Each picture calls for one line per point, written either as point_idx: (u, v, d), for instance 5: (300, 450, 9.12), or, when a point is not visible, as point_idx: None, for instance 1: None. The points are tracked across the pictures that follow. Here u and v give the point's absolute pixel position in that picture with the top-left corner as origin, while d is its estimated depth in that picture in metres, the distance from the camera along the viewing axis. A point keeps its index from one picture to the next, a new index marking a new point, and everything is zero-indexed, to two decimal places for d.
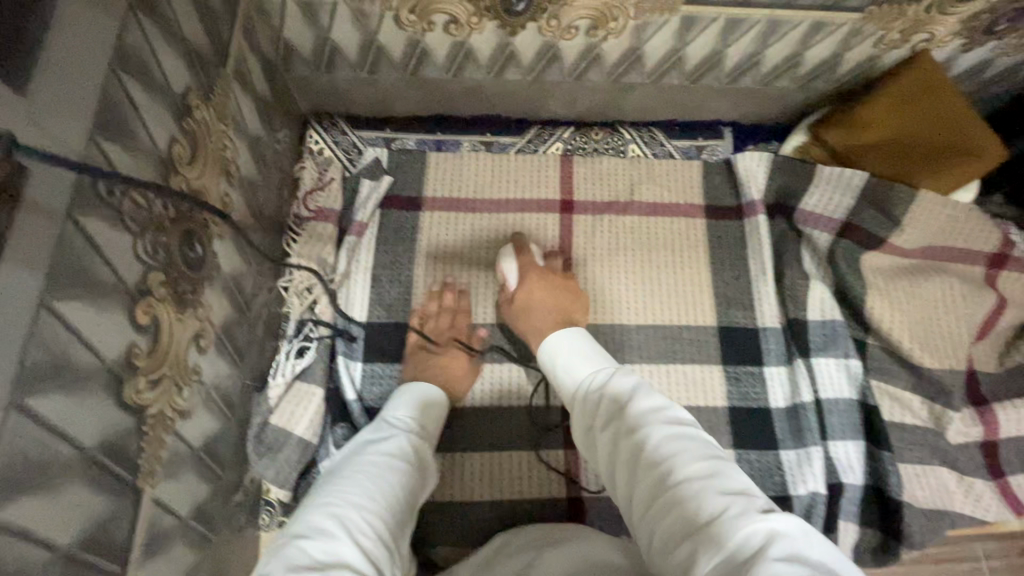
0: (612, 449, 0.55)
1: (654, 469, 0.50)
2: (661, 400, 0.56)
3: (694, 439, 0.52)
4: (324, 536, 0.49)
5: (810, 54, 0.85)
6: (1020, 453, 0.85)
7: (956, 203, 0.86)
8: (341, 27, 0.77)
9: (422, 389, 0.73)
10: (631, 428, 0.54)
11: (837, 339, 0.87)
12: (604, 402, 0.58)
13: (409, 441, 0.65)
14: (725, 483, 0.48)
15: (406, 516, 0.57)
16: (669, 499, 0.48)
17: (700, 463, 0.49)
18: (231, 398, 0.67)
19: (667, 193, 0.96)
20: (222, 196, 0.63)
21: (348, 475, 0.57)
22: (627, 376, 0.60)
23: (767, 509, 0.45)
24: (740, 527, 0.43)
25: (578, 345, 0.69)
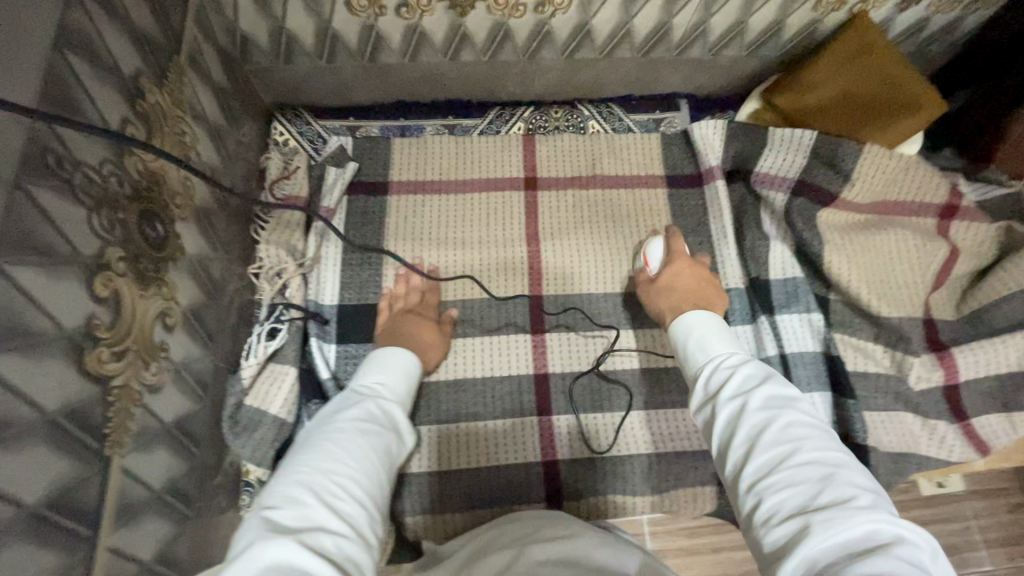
0: (732, 420, 0.54)
1: (782, 446, 0.49)
2: (790, 391, 0.54)
3: (825, 434, 0.50)
4: (296, 503, 0.48)
5: (752, 21, 0.89)
6: (981, 394, 0.88)
7: (902, 154, 0.90)
8: (295, 15, 0.79)
9: (388, 357, 0.73)
10: (765, 407, 0.52)
11: (799, 295, 0.90)
12: (734, 381, 0.56)
13: (377, 406, 0.64)
14: (853, 477, 0.46)
15: (384, 477, 0.57)
16: (793, 476, 0.47)
17: (832, 457, 0.48)
18: (204, 379, 0.69)
19: (628, 165, 0.99)
20: (183, 179, 0.65)
21: (316, 442, 0.56)
22: (758, 364, 0.58)
23: (895, 515, 0.44)
24: (869, 518, 0.42)
25: (715, 325, 0.66)
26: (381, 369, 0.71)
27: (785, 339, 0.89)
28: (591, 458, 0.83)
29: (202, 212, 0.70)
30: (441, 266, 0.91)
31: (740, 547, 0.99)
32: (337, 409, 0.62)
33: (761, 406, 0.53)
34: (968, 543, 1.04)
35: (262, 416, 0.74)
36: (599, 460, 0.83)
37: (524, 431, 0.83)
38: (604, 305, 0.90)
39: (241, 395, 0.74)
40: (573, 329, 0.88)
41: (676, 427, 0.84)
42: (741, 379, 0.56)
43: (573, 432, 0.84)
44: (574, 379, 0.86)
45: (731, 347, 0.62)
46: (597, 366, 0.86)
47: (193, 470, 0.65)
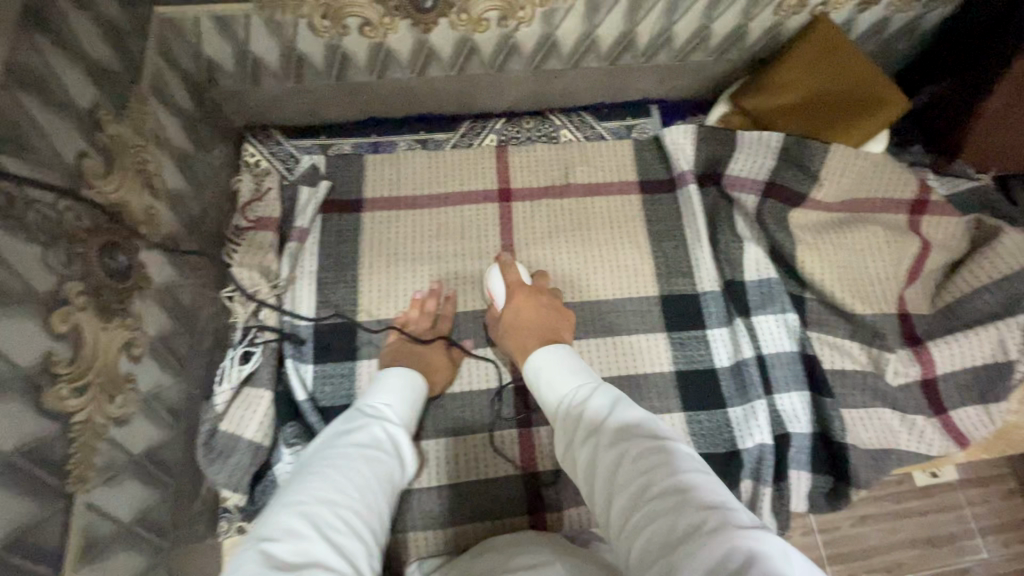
0: (592, 462, 0.55)
1: (634, 483, 0.49)
2: (641, 415, 0.56)
3: (675, 453, 0.51)
4: (291, 536, 0.48)
5: (716, 26, 0.89)
6: (958, 387, 0.88)
7: (868, 153, 0.91)
8: (258, 38, 0.79)
9: (405, 376, 0.75)
10: (617, 442, 0.54)
11: (774, 296, 0.90)
12: (589, 418, 0.58)
13: (384, 430, 0.66)
14: (701, 496, 0.46)
15: (385, 507, 0.58)
16: (651, 512, 0.47)
17: (678, 478, 0.48)
18: (176, 407, 0.68)
19: (601, 173, 0.99)
20: (147, 208, 0.65)
21: (319, 469, 0.57)
22: (608, 393, 0.60)
23: (744, 524, 0.44)
24: (719, 539, 0.42)
25: (567, 358, 0.67)
26: (391, 390, 0.73)
27: (761, 340, 0.89)
28: (572, 468, 0.83)
29: (168, 239, 0.70)
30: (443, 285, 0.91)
31: None
32: (339, 434, 0.64)
33: (612, 441, 0.54)
34: (957, 535, 1.04)
35: (238, 441, 0.73)
36: None
37: (504, 444, 0.83)
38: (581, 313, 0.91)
39: (215, 421, 0.74)
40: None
41: None
42: (595, 414, 0.58)
43: (553, 443, 0.84)
44: None
45: (580, 379, 0.64)
46: None
47: (167, 500, 0.64)
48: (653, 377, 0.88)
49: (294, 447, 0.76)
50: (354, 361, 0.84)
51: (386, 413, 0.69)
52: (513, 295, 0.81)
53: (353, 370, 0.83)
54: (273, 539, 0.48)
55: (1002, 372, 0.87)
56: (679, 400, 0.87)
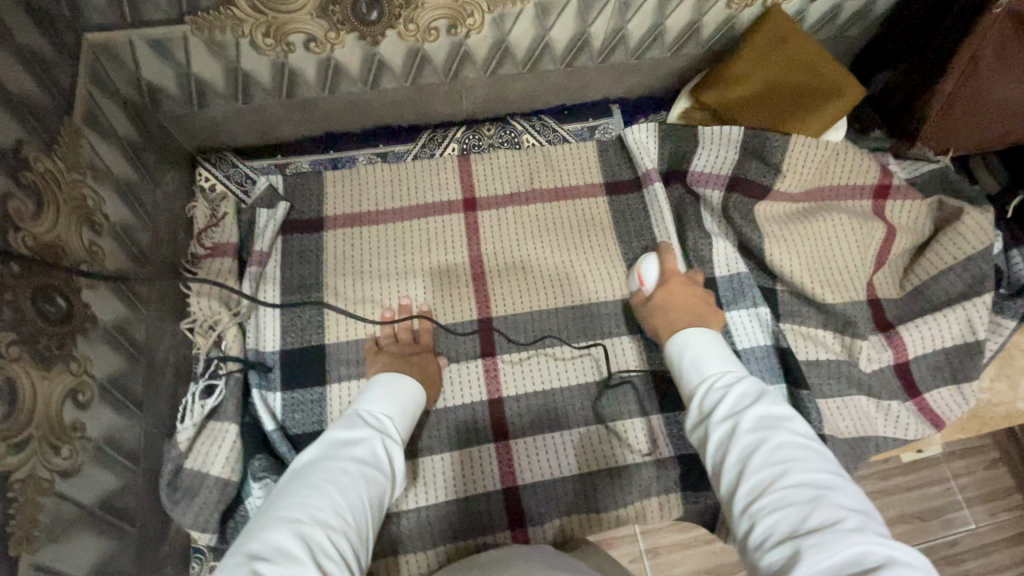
0: (727, 441, 0.57)
1: (769, 469, 0.51)
2: (787, 413, 0.57)
3: (818, 456, 0.53)
4: (287, 559, 0.46)
5: (669, 23, 0.89)
6: (931, 368, 0.89)
7: (828, 141, 0.91)
8: (199, 60, 0.76)
9: (394, 383, 0.73)
10: (759, 428, 0.56)
11: (745, 290, 0.90)
12: (730, 401, 0.60)
13: (382, 446, 0.63)
14: (844, 499, 0.48)
15: (371, 531, 0.55)
16: (782, 497, 0.49)
17: (821, 479, 0.50)
18: (134, 450, 0.66)
19: (566, 176, 0.98)
20: (87, 245, 0.62)
21: (312, 482, 0.55)
22: (754, 383, 0.62)
23: (885, 535, 0.45)
24: (858, 535, 0.43)
25: (719, 346, 0.69)
26: (384, 396, 0.71)
27: (734, 335, 0.89)
28: (551, 481, 0.81)
29: (116, 275, 0.67)
30: (411, 301, 0.89)
31: (718, 543, 0.99)
32: (343, 442, 0.61)
33: (755, 427, 0.56)
34: (942, 511, 1.05)
35: (203, 480, 0.71)
36: (561, 480, 0.82)
37: (481, 459, 0.82)
38: (553, 320, 0.89)
39: (179, 459, 0.71)
40: (523, 350, 0.87)
41: (634, 438, 0.83)
42: (737, 399, 0.60)
43: (531, 455, 0.82)
44: (529, 400, 0.85)
45: (727, 369, 0.66)
46: (550, 384, 0.85)
47: (131, 548, 0.62)
48: (630, 380, 0.86)
49: (264, 480, 0.73)
50: (324, 385, 0.82)
51: (386, 425, 0.66)
52: (675, 279, 0.82)
53: (323, 395, 0.81)
54: (264, 559, 0.46)
55: (972, 351, 0.87)
56: (656, 402, 0.85)
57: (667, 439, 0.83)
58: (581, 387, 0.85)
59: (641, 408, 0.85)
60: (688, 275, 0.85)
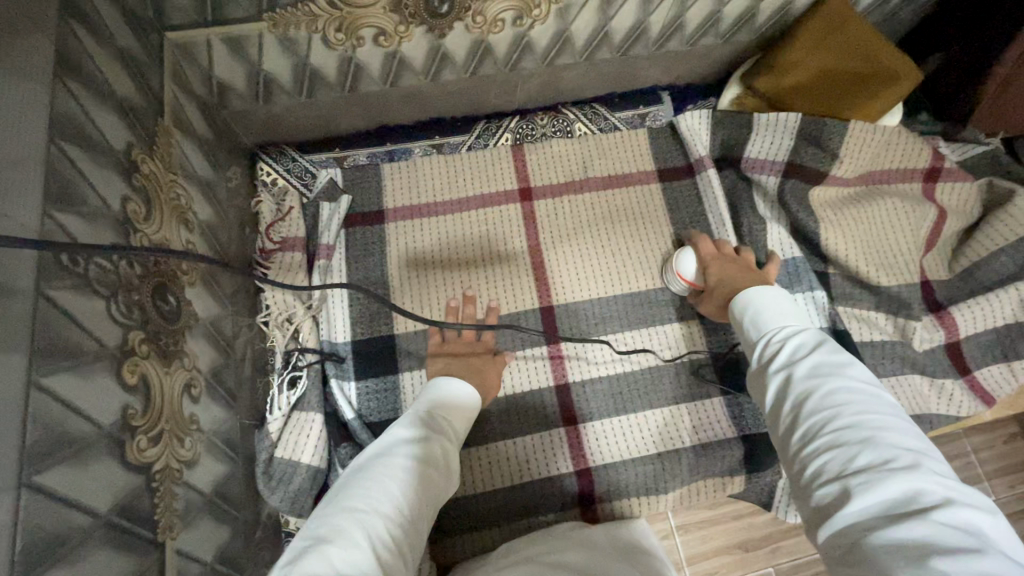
0: (781, 388, 0.58)
1: (820, 413, 0.53)
2: (845, 356, 0.57)
3: (874, 399, 0.53)
4: (347, 544, 0.48)
5: (727, 9, 0.89)
6: (981, 347, 0.91)
7: (884, 126, 0.93)
8: (271, 57, 0.76)
9: (448, 388, 0.72)
10: (813, 372, 0.57)
11: (801, 275, 0.92)
12: (788, 349, 0.61)
13: (440, 446, 0.63)
14: (898, 439, 0.49)
15: (422, 522, 0.56)
16: (834, 440, 0.50)
17: (877, 420, 0.50)
18: (234, 440, 0.68)
19: (619, 164, 0.99)
20: (185, 244, 0.63)
21: (368, 474, 0.57)
22: (814, 332, 0.62)
23: (942, 474, 0.46)
24: (911, 476, 0.45)
25: (788, 303, 0.70)
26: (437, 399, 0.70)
27: None
28: (621, 462, 0.83)
29: (207, 271, 0.68)
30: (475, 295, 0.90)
31: (765, 516, 1.03)
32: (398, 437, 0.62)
33: (811, 372, 0.57)
34: (977, 482, 1.09)
35: (295, 467, 0.73)
36: (630, 459, 0.84)
37: (551, 443, 0.84)
38: (615, 306, 0.91)
39: (271, 448, 0.74)
40: (587, 338, 0.89)
41: (700, 419, 0.86)
42: (795, 348, 0.61)
43: (600, 438, 0.84)
44: (594, 384, 0.87)
45: (789, 323, 0.67)
46: (613, 367, 0.88)
47: (240, 533, 0.65)
48: (691, 364, 0.88)
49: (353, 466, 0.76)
50: (397, 374, 0.84)
51: (438, 423, 0.66)
52: (713, 263, 0.83)
53: (397, 383, 0.83)
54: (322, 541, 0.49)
55: None
56: (717, 383, 0.87)
57: (730, 419, 0.86)
58: (644, 371, 0.88)
59: (702, 390, 0.87)
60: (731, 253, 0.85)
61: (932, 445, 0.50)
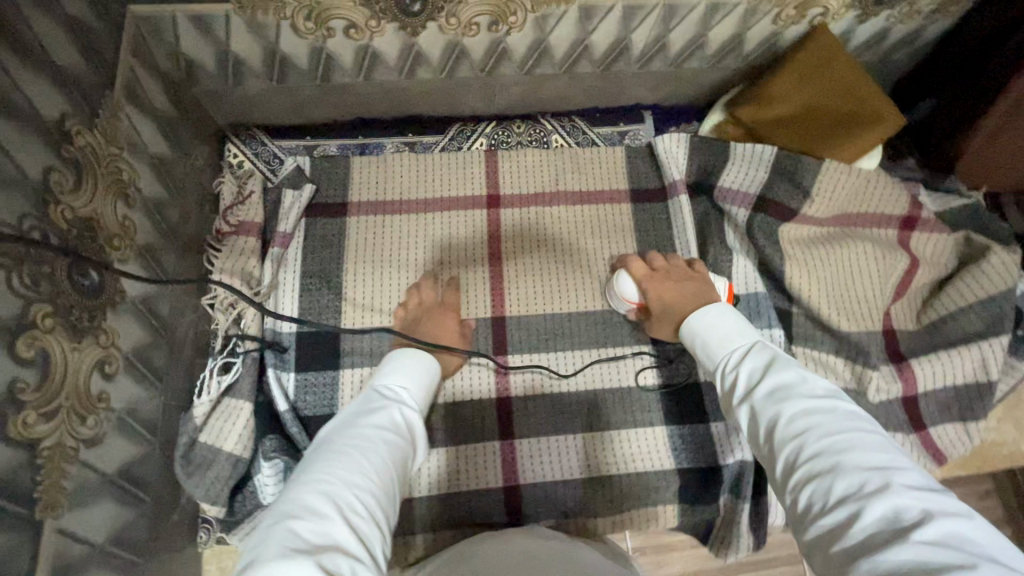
0: (753, 421, 0.59)
1: (791, 443, 0.53)
2: (797, 377, 0.59)
3: (836, 414, 0.54)
4: (315, 515, 0.47)
5: (713, 35, 0.87)
6: (939, 404, 0.89)
7: (860, 169, 0.90)
8: (239, 39, 0.76)
9: (415, 357, 0.74)
10: (773, 400, 0.57)
11: (762, 310, 0.90)
12: (745, 380, 0.63)
13: (401, 414, 0.65)
14: (867, 455, 0.48)
15: (398, 492, 0.56)
16: (810, 469, 0.50)
17: (841, 439, 0.50)
18: (154, 421, 0.67)
19: (592, 181, 0.98)
20: (121, 218, 0.63)
21: (330, 450, 0.57)
22: (763, 357, 0.64)
23: (915, 485, 0.45)
24: (888, 497, 0.44)
25: (727, 317, 0.72)
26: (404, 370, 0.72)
27: None
28: (553, 483, 0.82)
29: (145, 249, 0.68)
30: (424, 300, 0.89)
31: (703, 551, 1.01)
32: (362, 411, 0.63)
33: (772, 399, 0.58)
34: None
35: (216, 454, 0.72)
36: (563, 482, 0.82)
37: (483, 455, 0.83)
38: (567, 324, 0.89)
39: (194, 433, 0.72)
40: (534, 352, 0.88)
41: (639, 448, 0.84)
42: (750, 375, 0.63)
43: (535, 457, 0.83)
44: (535, 400, 0.86)
45: (738, 343, 0.69)
46: (559, 386, 0.86)
47: (146, 515, 0.64)
48: (639, 392, 0.87)
49: (275, 459, 0.73)
50: (337, 370, 0.83)
51: (403, 395, 0.68)
52: (652, 282, 0.83)
53: (337, 379, 0.82)
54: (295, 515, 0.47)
55: (982, 390, 0.88)
56: (661, 412, 0.86)
57: (671, 450, 0.84)
58: (589, 393, 0.86)
59: (646, 418, 0.85)
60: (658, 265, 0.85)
61: (901, 449, 0.50)
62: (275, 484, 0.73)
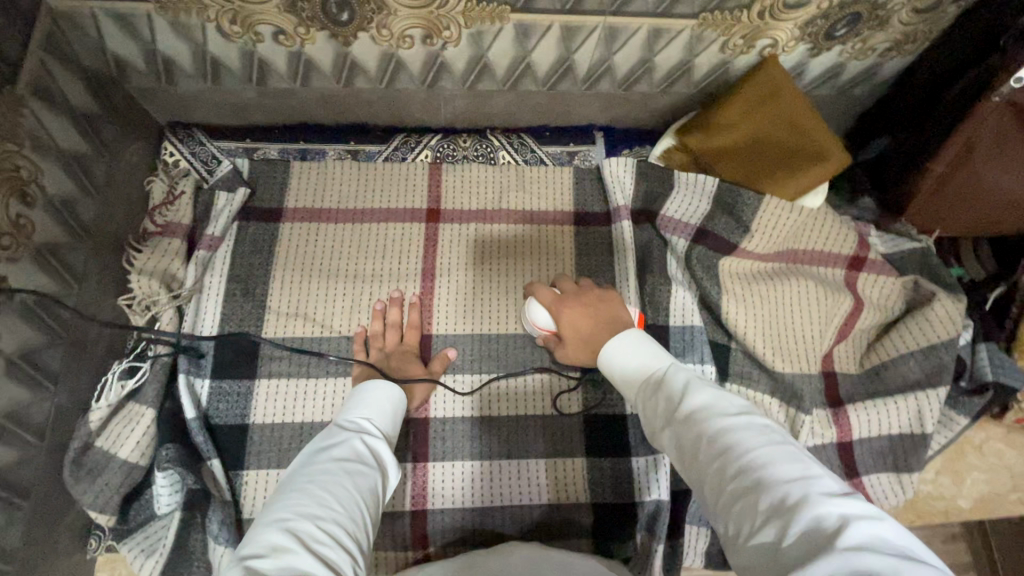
0: (677, 445, 0.57)
1: (716, 466, 0.52)
2: (712, 398, 0.58)
3: (753, 430, 0.54)
4: (278, 551, 0.48)
5: (660, 59, 0.85)
6: (872, 452, 0.86)
7: (803, 207, 0.88)
8: (165, 39, 0.75)
9: (376, 390, 0.74)
10: (693, 423, 0.57)
11: (696, 344, 0.87)
12: (664, 403, 0.61)
13: (365, 443, 0.65)
14: (784, 468, 0.48)
15: (368, 520, 0.57)
16: (734, 492, 0.49)
17: (758, 456, 0.50)
18: (41, 424, 0.66)
19: (536, 201, 0.96)
20: (13, 217, 0.61)
21: (294, 486, 0.57)
22: (679, 378, 0.63)
23: (832, 491, 0.46)
24: (808, 508, 0.44)
25: (642, 345, 0.69)
26: (369, 403, 0.72)
27: None
28: (461, 509, 0.81)
29: (46, 247, 0.66)
30: (348, 317, 0.86)
31: None
32: (324, 445, 0.64)
33: (692, 423, 0.57)
34: None
35: (109, 461, 0.71)
36: (473, 509, 0.81)
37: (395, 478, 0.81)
38: (496, 346, 0.87)
39: (90, 438, 0.71)
40: (457, 375, 0.86)
41: (555, 478, 0.83)
42: (670, 401, 0.61)
43: (446, 482, 0.82)
44: (455, 422, 0.84)
45: (653, 363, 0.67)
46: (481, 410, 0.84)
47: (21, 523, 0.63)
48: (561, 419, 0.85)
49: (169, 470, 0.73)
50: (254, 379, 0.81)
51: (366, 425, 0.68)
52: (564, 308, 0.80)
53: (252, 389, 0.80)
54: (258, 555, 0.48)
55: (917, 443, 0.85)
56: (582, 443, 0.84)
57: (587, 485, 0.82)
58: (510, 418, 0.84)
59: (566, 447, 0.84)
60: (562, 287, 0.83)
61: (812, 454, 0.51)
62: (171, 493, 0.74)
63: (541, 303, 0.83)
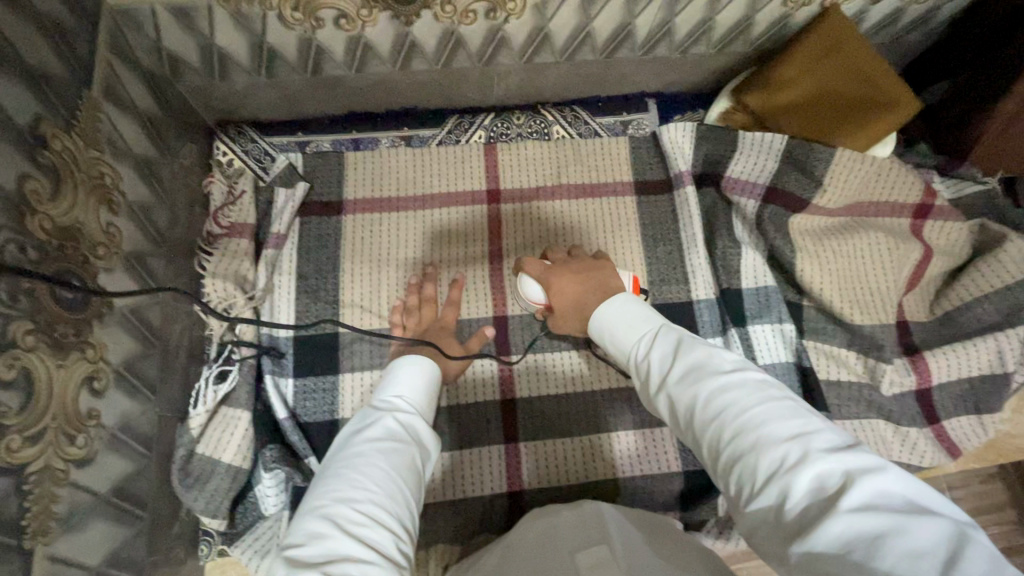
0: (672, 407, 0.55)
1: (713, 425, 0.50)
2: (703, 355, 0.56)
3: (749, 386, 0.51)
4: (317, 539, 0.48)
5: (720, 18, 0.84)
6: (953, 397, 0.87)
7: (873, 158, 0.88)
8: (223, 31, 0.72)
9: (415, 363, 0.71)
10: (687, 383, 0.54)
11: (772, 304, 0.87)
12: (655, 365, 0.59)
13: (396, 421, 0.64)
14: (783, 426, 0.46)
15: (408, 491, 0.56)
16: (733, 454, 0.47)
17: (755, 417, 0.48)
18: (147, 434, 0.66)
19: (596, 173, 0.94)
20: (104, 226, 0.60)
21: (328, 474, 0.57)
22: (669, 339, 0.60)
23: (832, 447, 0.44)
24: (809, 469, 0.43)
25: (632, 306, 0.67)
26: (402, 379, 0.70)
27: (757, 350, 0.86)
28: (556, 485, 0.81)
29: (132, 255, 0.65)
30: (385, 296, 0.85)
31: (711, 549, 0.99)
32: (358, 428, 0.63)
33: (684, 384, 0.55)
34: None
35: (215, 466, 0.72)
36: (567, 484, 0.82)
37: (488, 459, 0.82)
38: None
39: (191, 445, 0.72)
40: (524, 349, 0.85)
41: (643, 448, 0.83)
42: (662, 361, 0.59)
43: (540, 460, 0.82)
44: (540, 401, 0.84)
45: (641, 327, 0.64)
46: (562, 386, 0.84)
47: (143, 534, 0.63)
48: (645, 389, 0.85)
49: (275, 469, 0.74)
50: (337, 374, 0.79)
51: (398, 403, 0.66)
52: (555, 278, 0.75)
53: (337, 384, 0.79)
54: (298, 546, 0.49)
55: (999, 383, 0.85)
56: None
57: (677, 452, 0.83)
58: (593, 393, 0.84)
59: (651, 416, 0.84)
60: (553, 257, 0.79)
61: (811, 408, 0.49)
62: (276, 493, 0.74)
63: (531, 276, 0.78)
